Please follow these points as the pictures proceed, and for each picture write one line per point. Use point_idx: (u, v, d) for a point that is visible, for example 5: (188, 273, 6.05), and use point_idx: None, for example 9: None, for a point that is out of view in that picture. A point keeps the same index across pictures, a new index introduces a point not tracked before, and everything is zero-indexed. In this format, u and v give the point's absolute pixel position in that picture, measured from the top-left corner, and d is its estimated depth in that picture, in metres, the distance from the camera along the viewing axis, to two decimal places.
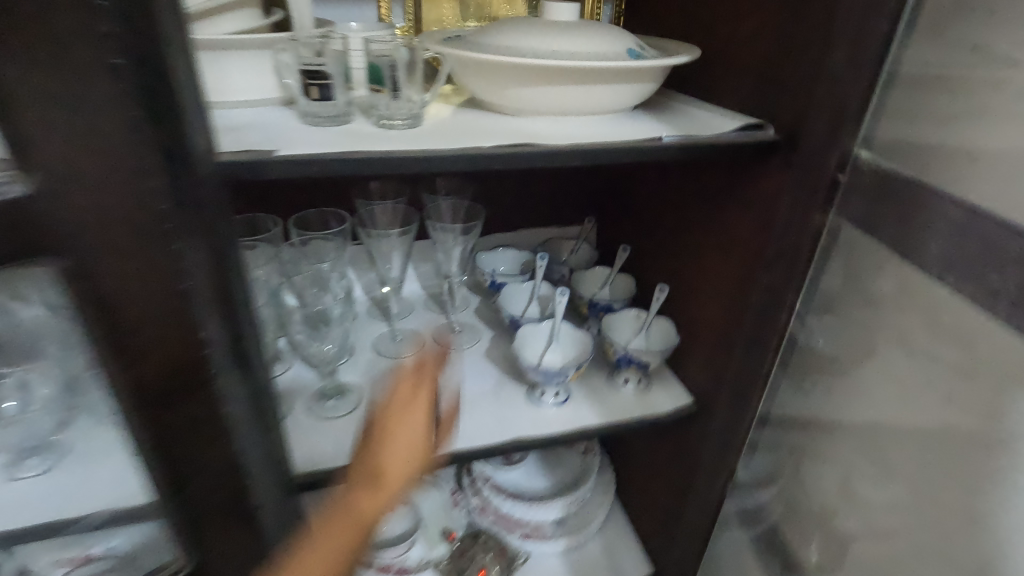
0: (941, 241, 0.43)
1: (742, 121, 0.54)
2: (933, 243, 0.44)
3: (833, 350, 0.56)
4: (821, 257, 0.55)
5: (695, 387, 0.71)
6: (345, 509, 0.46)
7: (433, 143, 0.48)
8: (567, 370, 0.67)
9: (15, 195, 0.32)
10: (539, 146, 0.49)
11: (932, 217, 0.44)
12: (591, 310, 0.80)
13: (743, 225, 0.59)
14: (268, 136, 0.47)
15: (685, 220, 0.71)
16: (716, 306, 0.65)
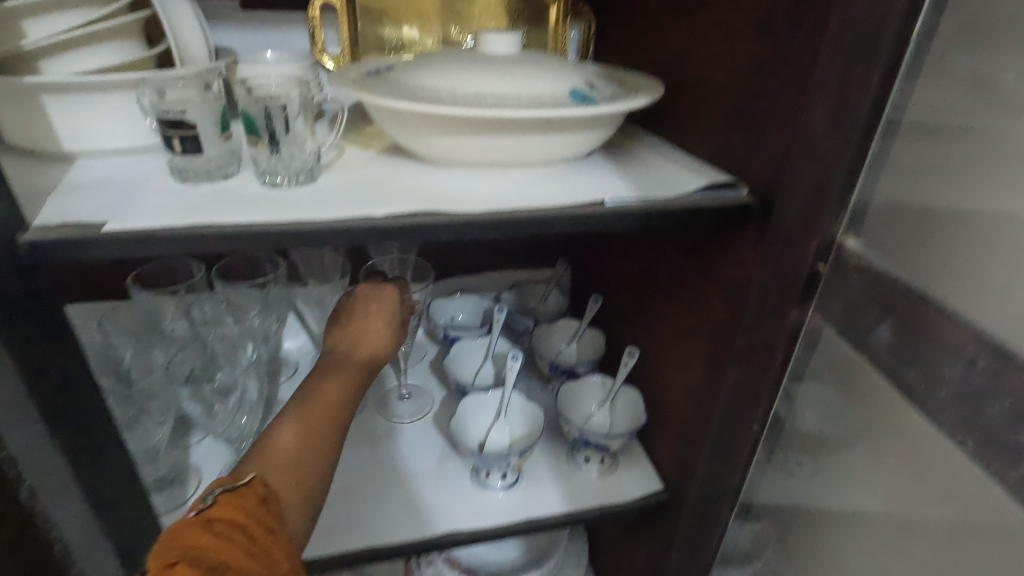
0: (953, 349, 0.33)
1: (707, 178, 0.44)
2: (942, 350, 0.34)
3: (821, 434, 0.47)
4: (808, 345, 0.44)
5: (666, 472, 0.61)
6: (276, 440, 0.40)
7: (320, 207, 0.39)
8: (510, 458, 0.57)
9: None
10: (449, 211, 0.40)
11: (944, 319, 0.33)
12: (552, 371, 0.71)
13: (715, 298, 0.50)
14: (118, 199, 0.38)
15: (654, 277, 0.61)
16: (686, 385, 0.56)
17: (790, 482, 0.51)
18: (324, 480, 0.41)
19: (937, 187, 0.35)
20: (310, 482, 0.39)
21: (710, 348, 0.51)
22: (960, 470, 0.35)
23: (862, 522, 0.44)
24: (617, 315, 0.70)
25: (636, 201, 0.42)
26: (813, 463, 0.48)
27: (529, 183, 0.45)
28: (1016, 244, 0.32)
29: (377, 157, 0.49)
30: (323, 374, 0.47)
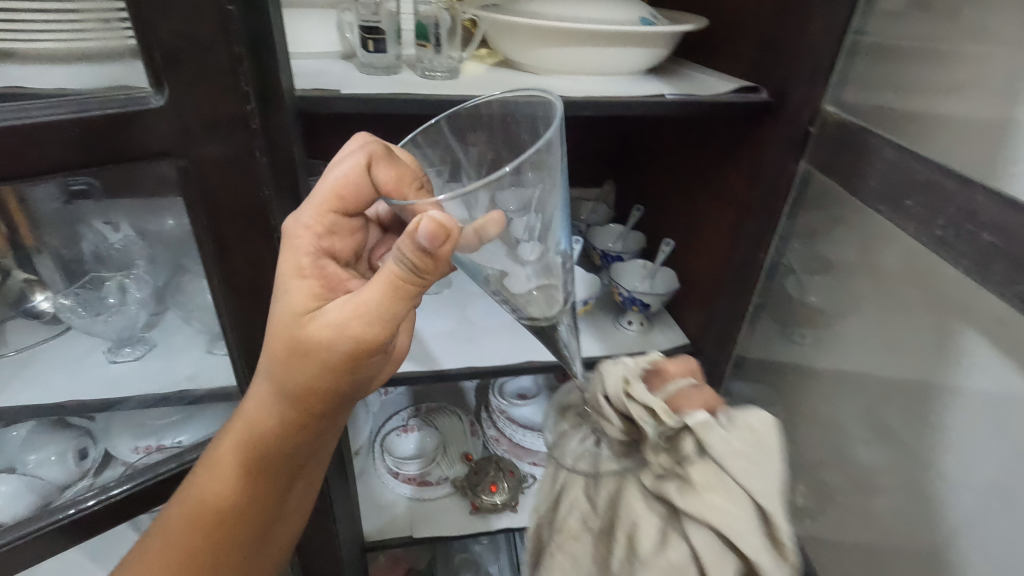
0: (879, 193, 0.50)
1: (737, 84, 0.61)
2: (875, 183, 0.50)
3: (820, 302, 0.65)
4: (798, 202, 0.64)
5: (693, 328, 0.80)
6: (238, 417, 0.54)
7: (470, 91, 0.57)
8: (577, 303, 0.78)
9: (154, 106, 0.43)
10: (558, 99, 0.57)
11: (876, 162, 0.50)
12: (603, 261, 0.89)
13: (738, 181, 0.67)
14: (332, 80, 0.56)
15: (687, 177, 0.78)
16: (712, 256, 0.73)
17: (795, 340, 0.70)
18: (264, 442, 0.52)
19: (895, 93, 0.52)
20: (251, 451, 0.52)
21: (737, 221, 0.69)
22: (922, 288, 0.52)
23: (847, 348, 0.62)
24: (656, 216, 0.87)
25: (689, 97, 0.59)
26: (814, 329, 0.67)
27: (609, 84, 0.62)
28: (949, 122, 0.48)
29: (491, 69, 0.66)
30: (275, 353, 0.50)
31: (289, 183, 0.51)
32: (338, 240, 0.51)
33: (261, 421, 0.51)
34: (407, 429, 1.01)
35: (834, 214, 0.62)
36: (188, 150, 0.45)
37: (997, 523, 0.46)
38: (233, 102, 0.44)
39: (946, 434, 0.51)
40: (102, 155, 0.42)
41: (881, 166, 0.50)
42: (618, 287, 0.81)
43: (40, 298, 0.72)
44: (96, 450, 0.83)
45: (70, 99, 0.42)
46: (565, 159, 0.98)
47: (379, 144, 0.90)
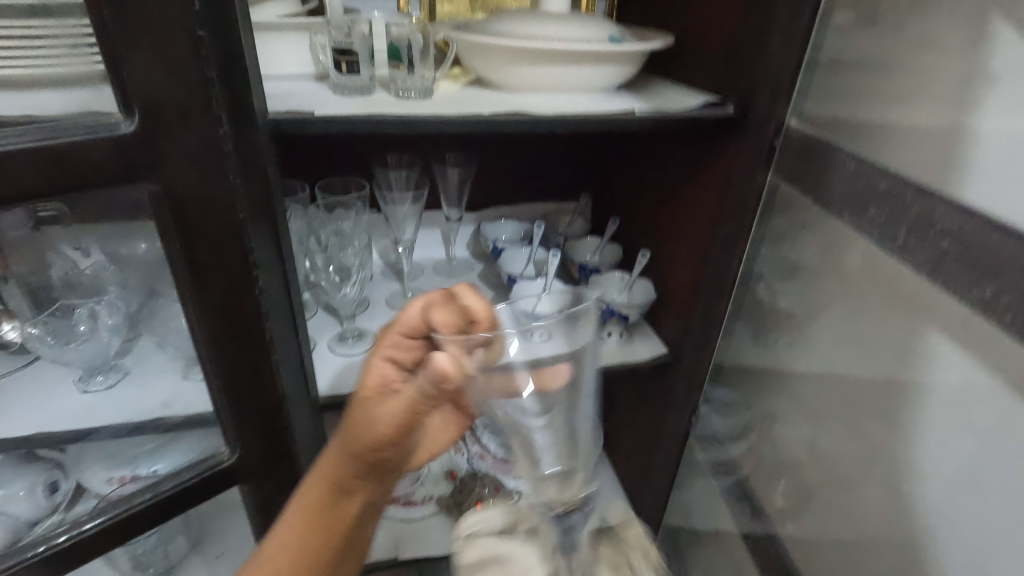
0: (842, 189, 0.52)
1: (704, 98, 0.63)
2: (840, 191, 0.52)
3: (791, 307, 0.67)
4: (766, 211, 0.67)
5: (670, 338, 0.80)
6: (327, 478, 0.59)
7: (442, 109, 0.58)
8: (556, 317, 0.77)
9: (124, 131, 0.42)
10: (531, 116, 0.58)
11: (840, 172, 0.52)
12: (581, 273, 0.90)
13: (709, 191, 0.68)
14: (305, 101, 0.57)
15: (660, 189, 0.79)
16: (686, 266, 0.75)
17: (769, 345, 0.71)
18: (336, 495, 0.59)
19: (850, 104, 0.54)
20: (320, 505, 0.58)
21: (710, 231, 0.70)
22: (889, 290, 0.54)
23: (819, 351, 0.64)
24: (631, 227, 0.88)
25: (659, 112, 0.61)
26: (785, 333, 0.69)
27: (581, 100, 0.63)
28: (899, 130, 0.50)
29: (464, 87, 0.67)
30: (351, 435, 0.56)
31: (264, 203, 0.51)
32: (403, 352, 0.57)
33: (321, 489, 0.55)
34: None
35: (801, 221, 0.64)
36: (158, 176, 0.45)
37: (961, 513, 0.48)
38: (205, 123, 0.45)
39: (913, 430, 0.53)
40: (70, 182, 0.42)
41: (842, 174, 0.51)
42: (597, 299, 0.81)
43: (6, 328, 0.71)
44: (67, 481, 0.80)
45: (37, 124, 0.42)
46: (541, 174, 0.99)
47: (354, 163, 0.90)
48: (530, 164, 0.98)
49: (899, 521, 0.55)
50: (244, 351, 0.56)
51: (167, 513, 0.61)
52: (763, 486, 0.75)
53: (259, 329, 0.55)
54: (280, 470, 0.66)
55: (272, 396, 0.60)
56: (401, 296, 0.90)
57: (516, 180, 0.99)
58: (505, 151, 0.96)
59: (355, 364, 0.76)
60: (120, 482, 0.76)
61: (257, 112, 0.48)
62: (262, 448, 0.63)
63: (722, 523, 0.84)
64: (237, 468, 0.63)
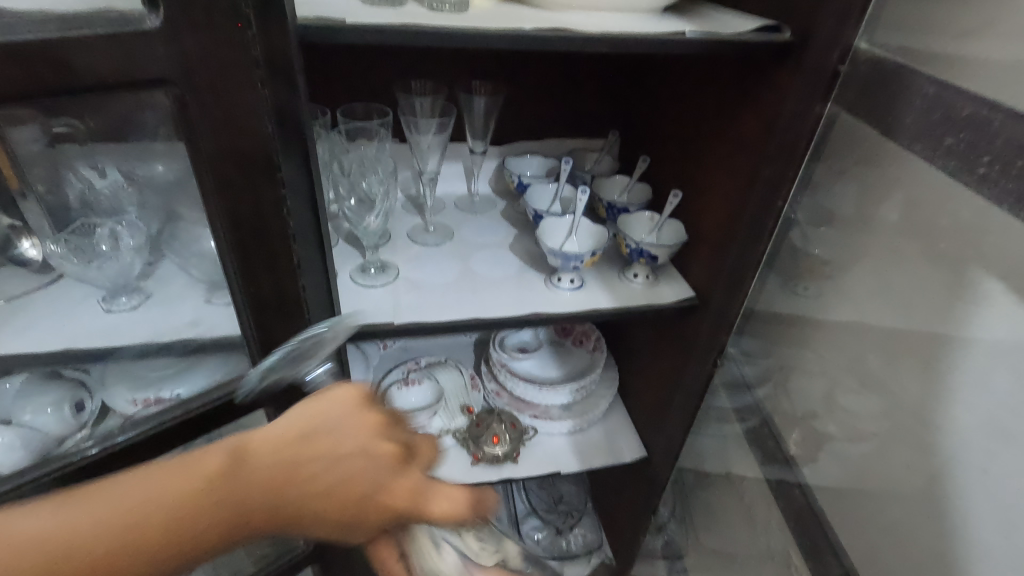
0: (919, 121, 0.49)
1: (759, 23, 0.59)
2: (911, 123, 0.49)
3: (826, 254, 0.65)
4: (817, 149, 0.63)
5: (697, 281, 0.78)
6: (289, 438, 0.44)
7: (478, 22, 0.54)
8: (584, 255, 0.75)
9: (149, 27, 0.40)
10: (573, 34, 0.54)
11: (915, 102, 0.49)
12: (609, 213, 0.86)
13: (758, 128, 0.64)
14: (332, 9, 0.53)
15: (701, 124, 0.75)
16: (719, 206, 0.72)
17: (799, 293, 0.70)
18: (268, 466, 0.42)
19: (925, 33, 0.50)
20: (256, 463, 0.42)
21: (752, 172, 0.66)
22: (940, 236, 0.51)
23: (853, 301, 0.62)
24: (664, 168, 0.85)
25: (711, 35, 0.56)
26: (816, 281, 0.67)
27: (626, 21, 0.59)
28: (976, 63, 0.46)
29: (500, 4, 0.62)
30: (318, 473, 0.43)
31: (293, 119, 0.48)
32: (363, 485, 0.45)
33: (355, 477, 0.45)
34: (410, 383, 1.02)
35: (845, 165, 0.61)
36: (185, 80, 0.42)
37: (977, 459, 0.48)
38: (232, 27, 0.42)
39: (949, 384, 0.51)
40: (93, 80, 0.40)
41: (919, 104, 0.48)
42: (625, 239, 0.79)
43: (27, 245, 0.70)
44: (92, 402, 0.81)
45: (53, 17, 0.39)
46: (569, 108, 0.95)
47: (376, 88, 0.86)
48: (558, 96, 0.93)
49: (914, 469, 0.55)
50: (275, 275, 0.55)
51: (193, 432, 0.61)
52: (783, 432, 0.75)
53: (286, 253, 0.54)
54: (305, 396, 0.66)
55: (298, 323, 0.59)
56: (422, 230, 0.89)
57: (543, 114, 0.95)
58: (534, 81, 0.91)
59: (377, 295, 0.75)
60: (143, 404, 0.76)
61: (288, 16, 0.45)
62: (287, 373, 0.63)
63: (736, 465, 0.85)
64: (263, 392, 0.63)
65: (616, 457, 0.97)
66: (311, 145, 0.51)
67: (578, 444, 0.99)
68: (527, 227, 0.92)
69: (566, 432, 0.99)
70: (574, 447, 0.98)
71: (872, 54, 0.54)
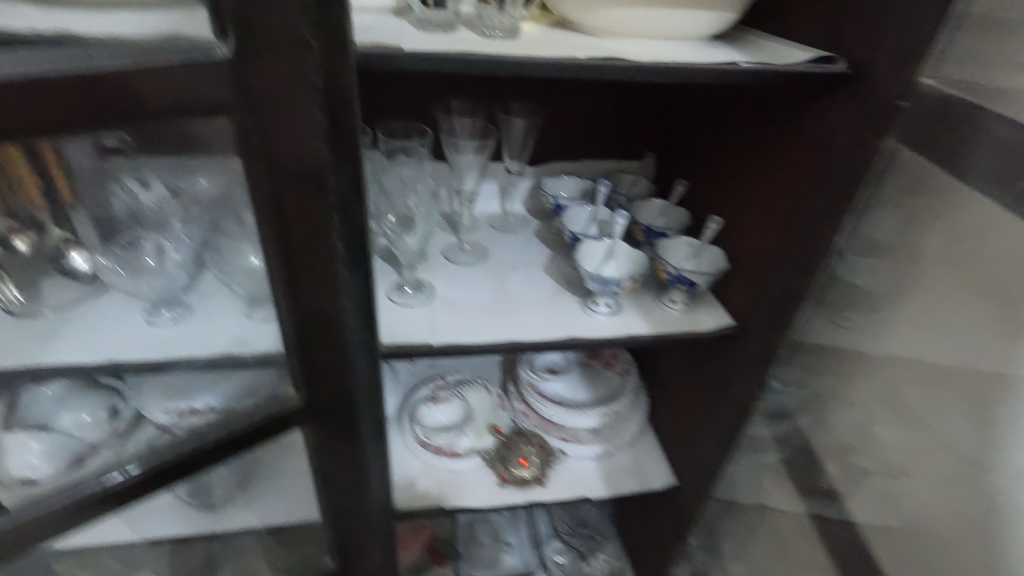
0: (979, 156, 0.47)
1: (812, 54, 0.58)
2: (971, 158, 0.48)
3: (869, 284, 0.64)
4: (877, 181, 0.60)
5: (736, 310, 0.77)
6: None
7: (529, 50, 0.54)
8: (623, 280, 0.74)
9: (220, 56, 0.40)
10: (625, 62, 0.53)
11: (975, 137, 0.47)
12: (646, 236, 0.86)
13: (809, 159, 0.63)
14: (388, 35, 0.54)
15: (746, 151, 0.74)
16: (764, 234, 0.71)
17: (839, 324, 0.68)
18: None
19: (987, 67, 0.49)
20: None
21: (801, 202, 0.65)
22: (999, 274, 0.49)
23: (901, 335, 0.60)
24: (706, 192, 0.84)
25: (763, 64, 0.56)
26: (860, 314, 0.65)
27: (676, 49, 0.58)
28: None
29: (548, 30, 0.63)
30: None
31: (347, 143, 0.49)
32: None
33: None
34: (437, 401, 1.00)
35: (892, 197, 0.60)
36: (249, 106, 0.43)
37: None
38: (297, 54, 0.42)
39: (1005, 429, 0.49)
40: (163, 107, 0.40)
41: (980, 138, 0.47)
42: (664, 264, 0.78)
43: (74, 257, 0.72)
44: (128, 408, 0.83)
45: (126, 43, 0.40)
46: (606, 130, 0.95)
47: (416, 107, 0.87)
48: (596, 117, 0.93)
49: (966, 515, 0.53)
50: (321, 295, 0.55)
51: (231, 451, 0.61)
52: (822, 467, 0.73)
53: (331, 274, 0.54)
54: (339, 414, 0.66)
55: (338, 343, 0.60)
56: (457, 248, 0.89)
57: (580, 135, 0.95)
58: (573, 103, 0.91)
59: (413, 314, 0.75)
60: (177, 413, 0.78)
61: (348, 45, 0.45)
62: (325, 392, 0.63)
63: (771, 498, 0.83)
64: (299, 410, 0.63)
65: (645, 483, 0.95)
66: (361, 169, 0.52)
67: (606, 468, 0.97)
68: (561, 248, 0.92)
69: (594, 456, 0.98)
70: (602, 472, 0.97)
71: (938, 90, 0.51)
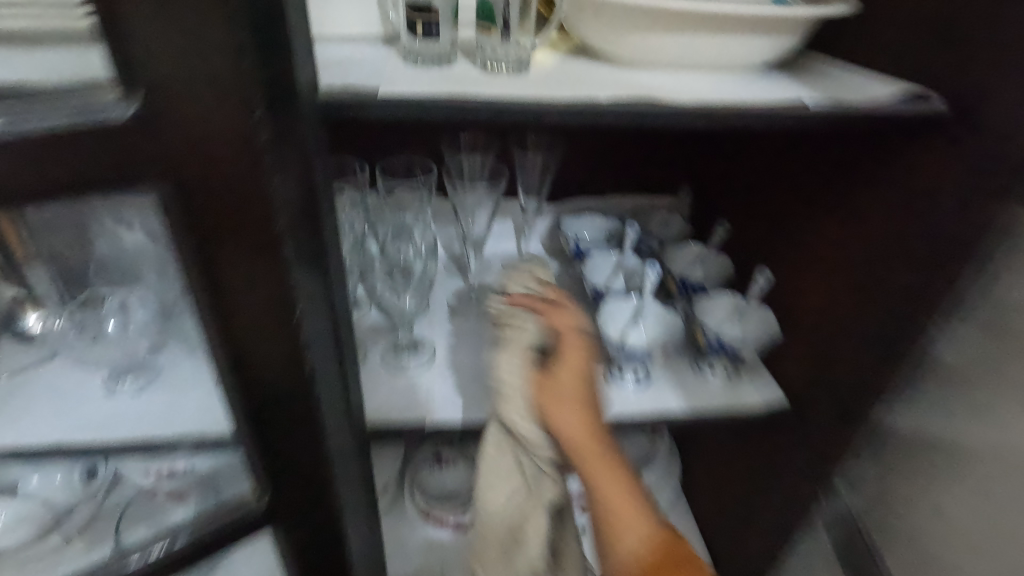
0: None
1: (899, 89, 0.46)
2: None
3: (961, 368, 0.51)
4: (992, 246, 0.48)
5: (795, 386, 0.64)
6: None
7: (539, 89, 0.44)
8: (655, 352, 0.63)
9: (113, 117, 0.32)
10: (659, 105, 0.43)
11: None
12: (680, 290, 0.74)
13: (897, 220, 0.51)
14: (367, 73, 0.44)
15: (803, 202, 0.63)
16: (830, 300, 0.59)
17: (920, 414, 0.55)
18: None
19: None
20: None
21: (885, 268, 0.53)
22: None
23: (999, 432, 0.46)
24: (751, 240, 0.72)
25: (837, 106, 0.44)
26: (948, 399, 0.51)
27: (725, 84, 0.47)
28: None
29: (565, 59, 0.52)
30: None
31: (308, 211, 0.39)
32: None
33: None
34: (443, 463, 0.89)
35: (1003, 267, 0.47)
36: (171, 176, 0.34)
37: None
38: (232, 110, 0.33)
39: None
40: (55, 186, 0.33)
41: None
42: (702, 329, 0.66)
43: (31, 317, 0.63)
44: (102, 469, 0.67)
45: (4, 98, 0.32)
46: (634, 163, 0.84)
47: (419, 141, 0.78)
48: (622, 150, 0.83)
49: None
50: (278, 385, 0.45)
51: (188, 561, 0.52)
52: None
53: (295, 364, 0.44)
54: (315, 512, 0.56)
55: (307, 439, 0.49)
56: (463, 298, 0.78)
57: (605, 170, 0.84)
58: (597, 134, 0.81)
59: (408, 383, 0.65)
60: (161, 475, 0.63)
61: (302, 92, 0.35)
62: (295, 490, 0.53)
63: None
64: (265, 510, 0.53)
65: None
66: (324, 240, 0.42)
67: None
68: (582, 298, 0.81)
69: None
70: None
71: None
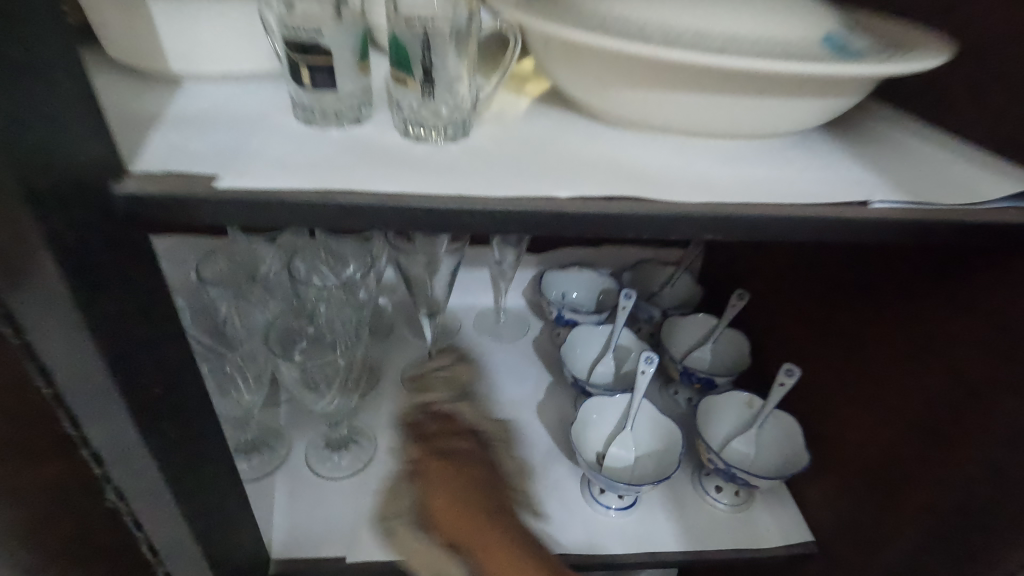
0: None
1: (1012, 182, 0.31)
2: None
3: None
4: None
5: (829, 533, 0.49)
6: None
7: (475, 172, 0.29)
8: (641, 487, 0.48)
9: None
10: (652, 203, 0.28)
11: None
12: (682, 379, 0.60)
13: (1015, 411, 0.34)
14: (226, 140, 0.30)
15: (869, 322, 0.46)
16: (897, 453, 0.43)
17: None
18: None
19: None
20: None
21: (978, 437, 0.37)
22: None
23: None
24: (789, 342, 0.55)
25: (914, 205, 0.29)
26: None
27: (747, 165, 0.33)
28: None
29: (527, 111, 0.38)
30: None
31: (85, 372, 0.26)
32: None
33: None
34: None
35: None
36: None
37: None
38: None
39: None
40: None
41: None
42: (706, 449, 0.51)
43: None
44: None
45: None
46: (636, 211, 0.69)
47: None
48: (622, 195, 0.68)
49: None
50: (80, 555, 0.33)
51: None
52: None
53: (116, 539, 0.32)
54: None
55: None
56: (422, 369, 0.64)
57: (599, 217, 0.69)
58: None
59: (334, 496, 0.52)
60: None
61: (64, 185, 0.23)
62: None
63: None
64: None
65: None
66: (152, 374, 0.29)
67: None
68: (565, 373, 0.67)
69: None
70: None
71: None
